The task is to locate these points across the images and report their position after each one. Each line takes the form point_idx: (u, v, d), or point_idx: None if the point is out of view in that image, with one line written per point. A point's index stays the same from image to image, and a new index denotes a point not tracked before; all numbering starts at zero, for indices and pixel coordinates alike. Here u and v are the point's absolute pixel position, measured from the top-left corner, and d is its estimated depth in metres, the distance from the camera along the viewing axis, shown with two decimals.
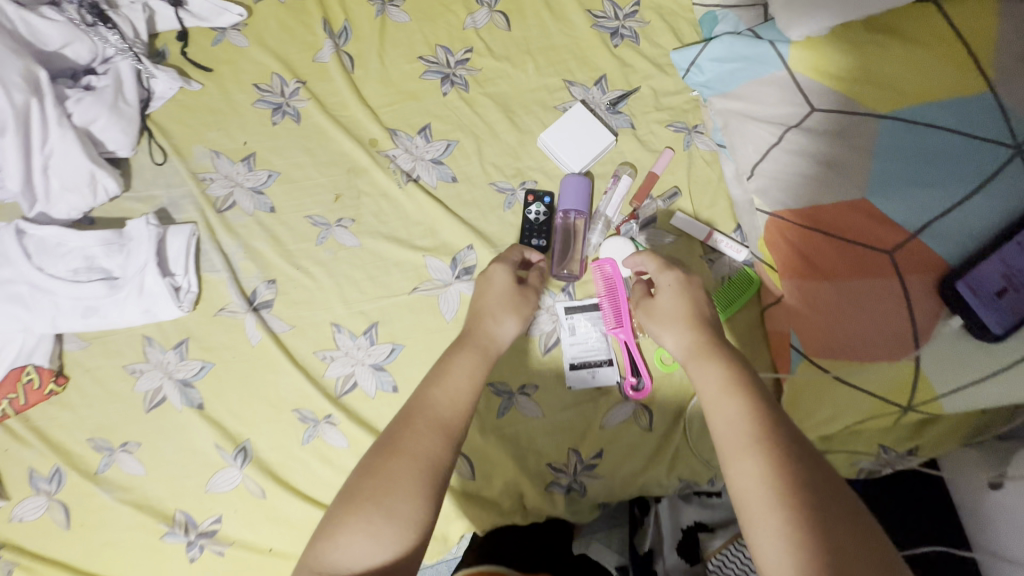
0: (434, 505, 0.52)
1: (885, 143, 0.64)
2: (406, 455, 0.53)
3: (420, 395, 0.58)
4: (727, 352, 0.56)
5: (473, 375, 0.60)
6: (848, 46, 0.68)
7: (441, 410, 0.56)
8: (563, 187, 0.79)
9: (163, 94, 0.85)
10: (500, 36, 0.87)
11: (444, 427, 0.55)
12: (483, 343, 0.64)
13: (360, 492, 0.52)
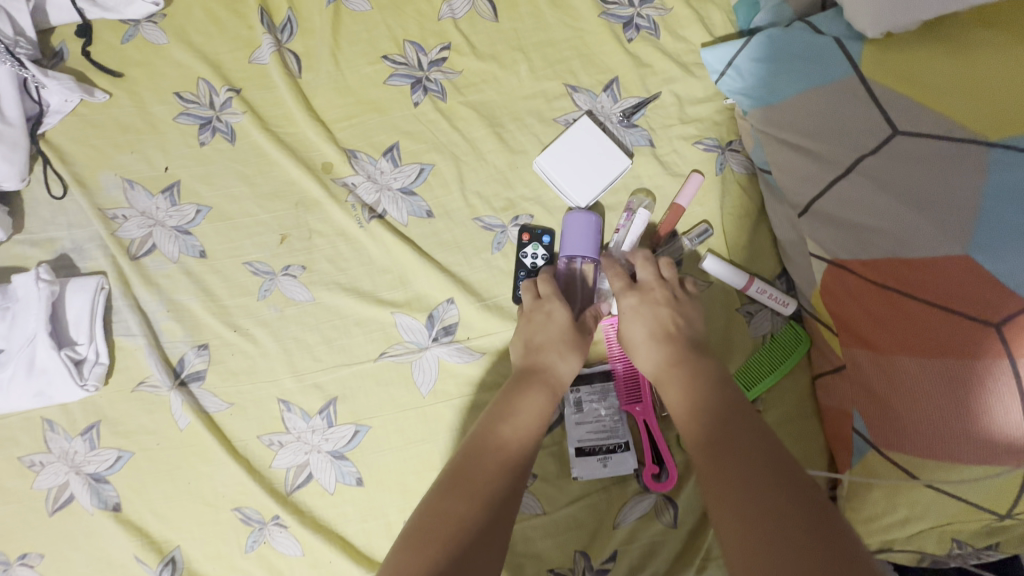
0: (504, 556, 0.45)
1: (999, 180, 0.47)
2: (476, 497, 0.47)
3: (487, 429, 0.51)
4: (698, 364, 0.54)
5: (540, 412, 0.54)
6: (944, 48, 0.51)
7: (510, 446, 0.50)
8: (564, 226, 0.63)
9: (60, 108, 0.67)
10: (485, 28, 0.69)
11: (515, 468, 0.49)
12: (549, 377, 0.57)
13: (425, 530, 0.44)
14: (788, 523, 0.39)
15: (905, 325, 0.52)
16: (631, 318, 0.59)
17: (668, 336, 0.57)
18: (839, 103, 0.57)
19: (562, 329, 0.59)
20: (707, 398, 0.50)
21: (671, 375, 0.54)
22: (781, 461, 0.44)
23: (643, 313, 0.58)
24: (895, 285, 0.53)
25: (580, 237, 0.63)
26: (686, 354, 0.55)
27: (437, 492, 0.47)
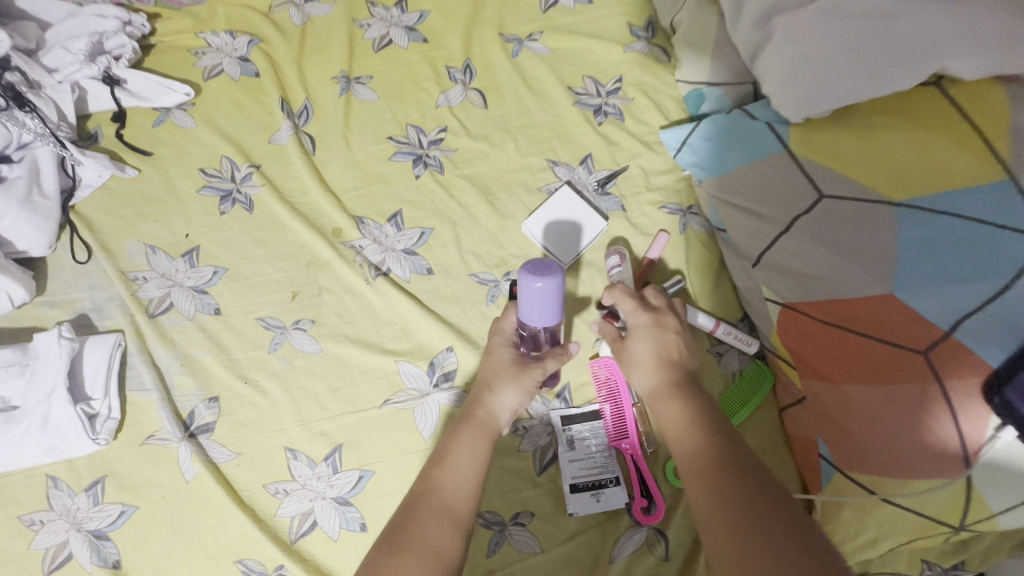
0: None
1: (904, 232, 0.58)
2: (415, 558, 0.46)
3: (421, 481, 0.51)
4: (685, 381, 0.56)
5: (476, 457, 0.51)
6: (853, 130, 0.64)
7: (446, 499, 0.49)
8: (524, 289, 0.52)
9: (91, 182, 0.74)
10: (476, 115, 0.81)
11: (452, 519, 0.48)
12: (484, 418, 0.54)
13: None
14: (778, 545, 0.43)
15: (853, 357, 0.60)
16: (632, 339, 0.60)
17: (662, 354, 0.58)
18: (776, 173, 0.68)
19: (501, 365, 0.57)
20: (699, 417, 0.52)
21: (664, 390, 0.55)
22: (763, 481, 0.47)
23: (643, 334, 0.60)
24: (836, 321, 0.62)
25: (543, 307, 0.52)
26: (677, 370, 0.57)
27: (376, 555, 0.47)
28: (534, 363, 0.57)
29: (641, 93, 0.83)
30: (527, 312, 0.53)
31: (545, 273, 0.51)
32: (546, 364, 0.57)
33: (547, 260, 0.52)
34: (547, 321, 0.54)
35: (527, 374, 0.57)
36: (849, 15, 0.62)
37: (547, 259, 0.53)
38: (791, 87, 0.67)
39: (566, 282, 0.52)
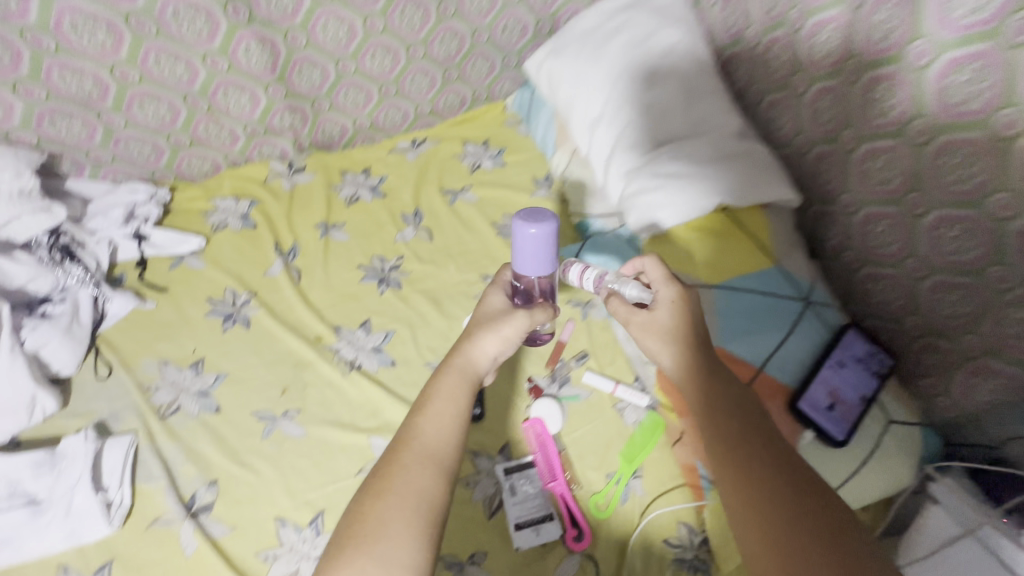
0: (437, 542, 0.48)
1: (722, 305, 0.87)
2: (398, 497, 0.49)
3: (406, 428, 0.55)
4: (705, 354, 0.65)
5: (457, 404, 0.56)
6: (681, 240, 0.94)
7: (429, 443, 0.53)
8: (519, 232, 0.62)
9: (116, 314, 0.92)
10: (425, 247, 1.08)
11: (434, 460, 0.52)
12: (466, 366, 0.59)
13: (355, 544, 0.47)
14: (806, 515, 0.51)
15: None
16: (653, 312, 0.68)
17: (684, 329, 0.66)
18: None
19: (488, 318, 0.64)
20: (718, 387, 0.62)
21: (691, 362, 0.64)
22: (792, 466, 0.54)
23: (668, 309, 0.68)
24: None
25: (541, 251, 0.63)
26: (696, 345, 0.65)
27: (361, 495, 0.51)
28: (517, 310, 0.63)
29: None
30: (524, 259, 0.64)
31: (538, 220, 0.62)
32: (528, 313, 0.63)
33: (540, 211, 0.63)
34: (537, 259, 0.63)
35: (506, 323, 0.62)
36: (659, 176, 0.94)
37: (539, 210, 0.64)
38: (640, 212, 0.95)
39: (558, 227, 0.62)
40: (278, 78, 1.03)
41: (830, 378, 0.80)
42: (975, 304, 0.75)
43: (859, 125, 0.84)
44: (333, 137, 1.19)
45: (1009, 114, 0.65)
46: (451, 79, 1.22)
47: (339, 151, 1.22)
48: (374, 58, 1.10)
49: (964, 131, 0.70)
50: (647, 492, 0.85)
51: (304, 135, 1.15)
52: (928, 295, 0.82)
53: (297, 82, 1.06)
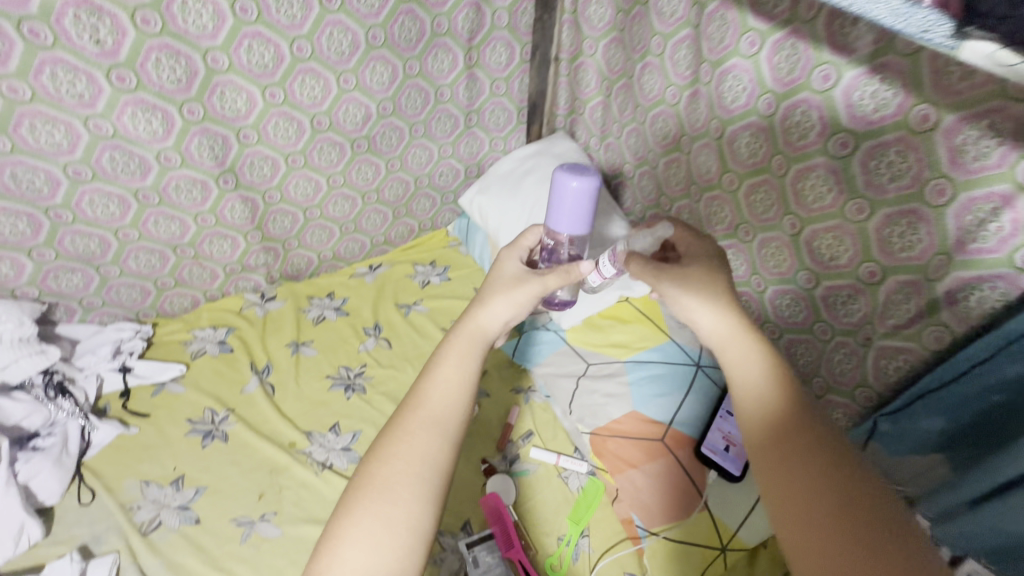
0: (436, 503, 0.54)
1: (633, 377, 1.09)
2: (405, 459, 0.55)
3: (416, 393, 0.60)
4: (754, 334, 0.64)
5: (461, 371, 0.61)
6: (596, 327, 1.18)
7: (435, 409, 0.58)
8: (565, 177, 0.77)
9: (100, 441, 1.01)
10: (385, 354, 1.25)
11: (438, 425, 0.57)
12: (477, 330, 0.66)
13: (360, 501, 0.53)
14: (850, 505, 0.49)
15: (639, 451, 1.01)
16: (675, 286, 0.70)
17: (725, 310, 0.67)
18: (565, 357, 1.16)
19: (505, 284, 0.70)
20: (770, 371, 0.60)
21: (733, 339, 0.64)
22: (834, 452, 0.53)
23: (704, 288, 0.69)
24: (620, 433, 1.03)
25: (580, 203, 0.77)
26: (742, 327, 0.65)
27: (372, 452, 0.57)
28: (530, 278, 0.70)
29: None
30: (558, 216, 0.78)
31: (580, 176, 0.76)
32: (542, 278, 0.70)
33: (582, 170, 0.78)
34: (580, 198, 0.76)
35: (518, 290, 0.69)
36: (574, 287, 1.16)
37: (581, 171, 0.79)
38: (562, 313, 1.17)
39: (597, 181, 0.77)
40: (256, 226, 1.23)
41: (723, 426, 1.01)
42: (815, 353, 0.99)
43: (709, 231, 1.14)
44: (301, 268, 1.39)
45: (792, 219, 0.94)
46: (401, 214, 1.46)
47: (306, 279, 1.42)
48: (336, 204, 1.31)
49: (771, 230, 0.99)
50: (594, 548, 0.97)
51: (276, 269, 1.35)
52: (784, 349, 1.05)
53: (272, 228, 1.26)
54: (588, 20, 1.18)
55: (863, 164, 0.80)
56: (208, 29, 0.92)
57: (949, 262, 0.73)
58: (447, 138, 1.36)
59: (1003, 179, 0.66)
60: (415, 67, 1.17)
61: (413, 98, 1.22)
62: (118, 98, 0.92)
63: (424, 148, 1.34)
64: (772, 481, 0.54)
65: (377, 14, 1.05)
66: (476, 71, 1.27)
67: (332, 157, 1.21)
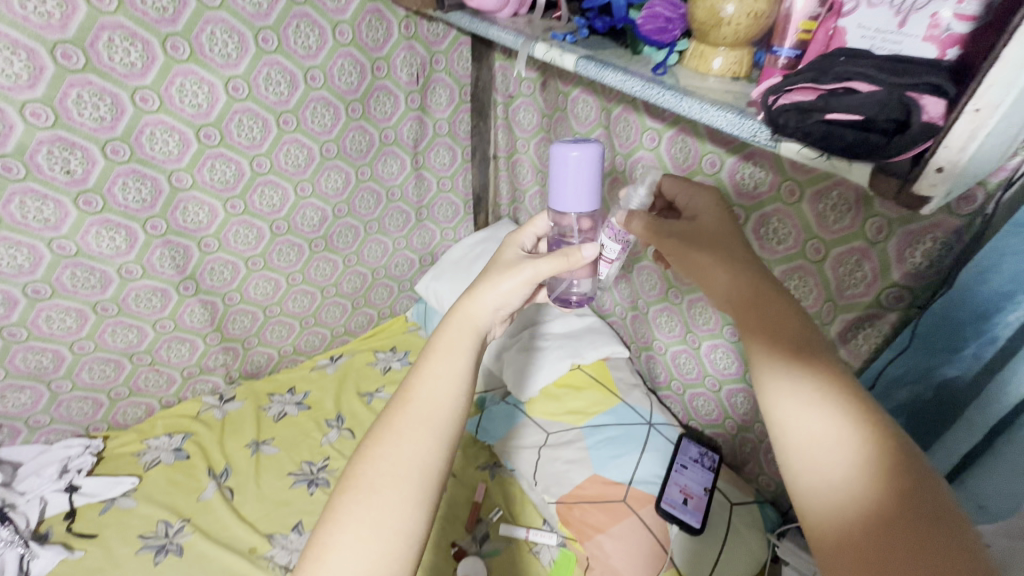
0: (425, 506, 0.51)
1: (591, 441, 1.14)
2: (393, 458, 0.51)
3: (405, 389, 0.56)
4: (783, 316, 0.51)
5: (451, 365, 0.57)
6: (553, 396, 1.24)
7: (419, 411, 0.54)
8: (561, 154, 0.61)
9: (40, 570, 0.96)
10: (348, 444, 1.25)
11: (427, 422, 0.53)
12: (466, 320, 0.60)
13: (347, 501, 0.50)
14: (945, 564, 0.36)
15: (602, 513, 1.03)
16: (686, 252, 0.60)
17: (736, 295, 0.54)
18: (526, 429, 1.20)
19: (504, 263, 0.64)
20: (805, 365, 0.47)
21: (754, 327, 0.52)
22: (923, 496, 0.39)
23: (708, 265, 0.57)
24: (583, 498, 1.06)
25: (584, 176, 0.62)
26: (766, 307, 0.52)
27: (360, 449, 0.54)
28: (524, 261, 0.63)
29: None
30: (564, 195, 0.63)
31: (579, 143, 0.61)
32: (535, 262, 0.62)
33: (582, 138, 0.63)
34: (580, 188, 0.62)
35: (513, 271, 0.62)
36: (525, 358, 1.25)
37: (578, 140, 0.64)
38: (519, 385, 1.23)
39: (601, 152, 0.62)
40: (215, 328, 1.26)
41: (678, 479, 1.06)
42: (752, 400, 1.09)
43: (644, 297, 1.25)
44: (260, 365, 1.41)
45: None
46: (360, 305, 1.52)
47: (265, 376, 1.43)
48: (295, 300, 1.37)
49: (694, 292, 1.11)
50: None
51: (234, 368, 1.36)
52: (727, 399, 1.15)
53: (230, 328, 1.29)
54: (518, 124, 1.34)
55: (755, 231, 0.94)
56: (173, 154, 1.00)
57: (835, 307, 0.85)
58: (400, 232, 1.46)
59: (857, 237, 0.79)
60: (366, 173, 1.29)
61: (365, 199, 1.33)
62: (84, 220, 0.98)
63: (379, 243, 1.44)
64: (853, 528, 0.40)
65: (330, 131, 1.17)
66: (423, 172, 1.40)
67: (290, 256, 1.28)
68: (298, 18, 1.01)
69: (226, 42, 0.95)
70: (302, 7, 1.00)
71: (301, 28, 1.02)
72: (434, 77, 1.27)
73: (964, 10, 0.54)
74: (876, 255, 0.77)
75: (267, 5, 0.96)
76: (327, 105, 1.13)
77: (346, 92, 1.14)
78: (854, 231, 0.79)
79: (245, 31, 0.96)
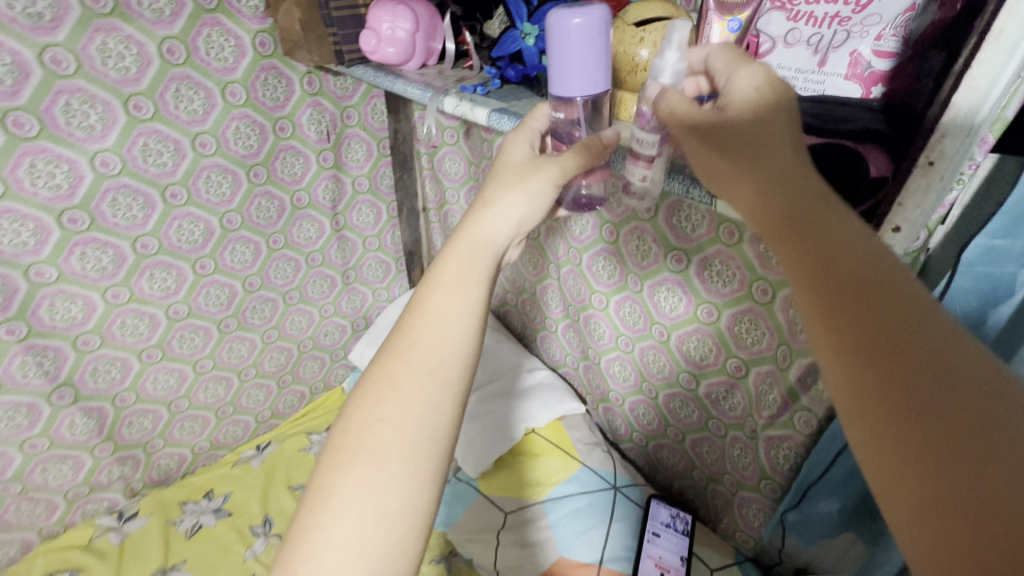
0: (433, 483, 0.43)
1: (553, 517, 1.03)
2: (397, 417, 0.44)
3: (406, 328, 0.48)
4: (839, 243, 0.37)
5: (461, 295, 0.49)
6: (507, 467, 1.12)
7: (424, 362, 0.46)
8: (561, 21, 0.51)
9: None
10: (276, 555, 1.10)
11: (433, 374, 0.46)
12: (477, 240, 0.52)
13: (344, 480, 0.42)
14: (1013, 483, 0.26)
15: None
16: (720, 165, 0.45)
17: (757, 204, 0.41)
18: (481, 511, 1.07)
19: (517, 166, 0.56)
20: (829, 275, 0.36)
21: (795, 263, 0.38)
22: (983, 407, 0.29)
23: (736, 191, 0.43)
24: None
25: (591, 49, 0.52)
26: (814, 234, 0.38)
27: (353, 406, 0.46)
28: (539, 169, 0.54)
29: None
30: (568, 78, 0.53)
31: (583, 9, 0.51)
32: (555, 162, 0.54)
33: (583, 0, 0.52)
34: (585, 66, 0.52)
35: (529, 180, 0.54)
36: (475, 425, 1.14)
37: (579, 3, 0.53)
38: (472, 460, 1.11)
39: (609, 15, 0.51)
40: (105, 437, 1.07)
41: (651, 550, 0.96)
42: (717, 451, 1.02)
43: (595, 346, 1.18)
44: (169, 469, 1.22)
45: (659, 327, 1.01)
46: (287, 383, 1.36)
47: (177, 480, 1.24)
48: (206, 389, 1.20)
49: (645, 340, 1.05)
50: None
51: (136, 479, 1.17)
52: (692, 449, 1.08)
53: (125, 434, 1.11)
54: (446, 173, 1.24)
55: (699, 274, 0.89)
56: (30, 245, 0.85)
57: (790, 351, 0.80)
58: (326, 299, 1.32)
59: None
60: (279, 240, 1.16)
61: (281, 269, 1.19)
62: None
63: (304, 313, 1.30)
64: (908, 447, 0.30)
65: (230, 200, 1.04)
66: (345, 233, 1.28)
67: (196, 342, 1.13)
68: (176, 81, 0.89)
69: (86, 112, 0.82)
70: (181, 68, 0.89)
71: (182, 91, 0.90)
72: (347, 132, 1.17)
73: (883, 48, 0.51)
74: None
75: (136, 69, 0.84)
76: (223, 173, 1.01)
77: (244, 157, 1.02)
78: None
79: (110, 99, 0.84)
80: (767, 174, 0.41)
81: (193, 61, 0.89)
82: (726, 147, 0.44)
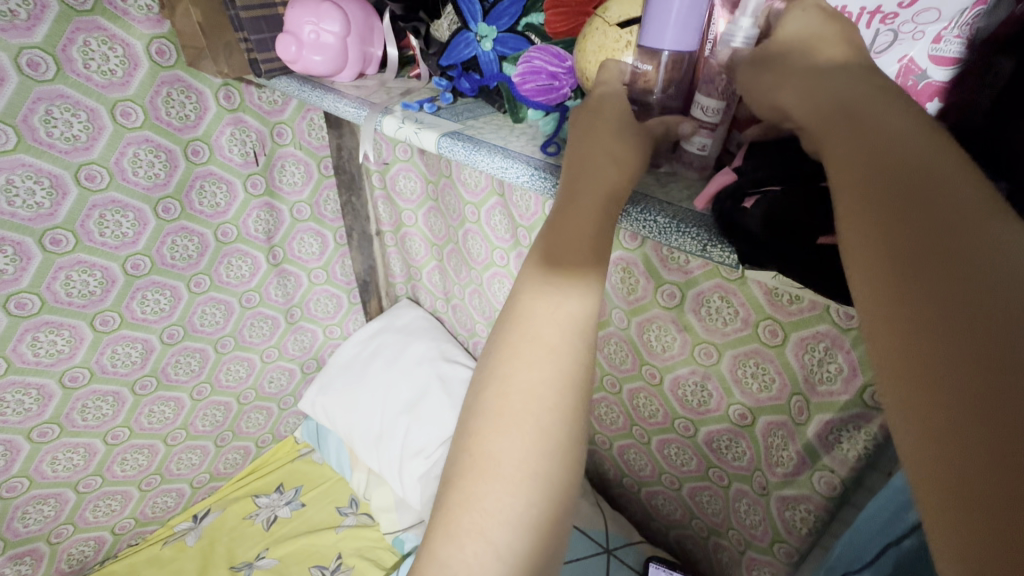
0: (584, 452, 0.35)
1: None
2: (537, 390, 0.34)
3: (529, 288, 0.37)
4: (896, 133, 0.26)
5: (593, 237, 0.36)
6: None
7: (575, 310, 0.35)
8: None
9: None
10: None
11: (575, 338, 0.35)
12: (603, 171, 0.38)
13: (499, 446, 0.33)
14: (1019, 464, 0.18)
15: None
16: (757, 84, 0.33)
17: (811, 103, 0.30)
18: None
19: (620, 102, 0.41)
20: (878, 181, 0.25)
21: (828, 161, 0.28)
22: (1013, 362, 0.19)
23: (784, 98, 0.31)
24: None
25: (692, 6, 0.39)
26: (871, 123, 0.27)
27: (494, 351, 0.37)
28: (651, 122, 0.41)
29: (359, 558, 1.08)
30: (662, 27, 0.40)
31: None
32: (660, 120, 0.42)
33: None
34: (677, 30, 0.40)
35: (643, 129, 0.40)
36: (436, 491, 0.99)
37: None
38: None
39: None
40: None
41: None
42: (720, 502, 0.91)
43: None
44: (84, 558, 1.05)
45: (650, 368, 0.88)
46: (226, 441, 1.18)
47: (95, 568, 1.07)
48: (124, 461, 1.02)
49: (634, 381, 0.92)
50: None
51: None
52: (691, 499, 0.96)
53: (19, 528, 0.93)
54: (399, 193, 1.04)
55: (696, 312, 0.75)
56: None
57: (807, 403, 0.68)
58: (267, 342, 1.15)
59: (822, 320, 0.62)
60: (203, 282, 0.98)
61: (209, 314, 1.01)
62: None
63: (242, 360, 1.12)
64: (910, 400, 0.22)
65: (134, 242, 0.86)
66: (286, 266, 1.11)
67: (103, 411, 0.94)
68: (46, 101, 0.71)
69: None
70: (52, 86, 0.71)
71: (56, 114, 0.73)
72: (280, 152, 1.00)
73: (943, 52, 0.36)
74: (851, 345, 0.60)
75: None
76: (121, 210, 0.83)
77: (149, 190, 0.85)
78: (818, 313, 0.61)
79: None
80: (829, 77, 0.30)
81: (66, 76, 0.72)
82: (781, 61, 0.32)
